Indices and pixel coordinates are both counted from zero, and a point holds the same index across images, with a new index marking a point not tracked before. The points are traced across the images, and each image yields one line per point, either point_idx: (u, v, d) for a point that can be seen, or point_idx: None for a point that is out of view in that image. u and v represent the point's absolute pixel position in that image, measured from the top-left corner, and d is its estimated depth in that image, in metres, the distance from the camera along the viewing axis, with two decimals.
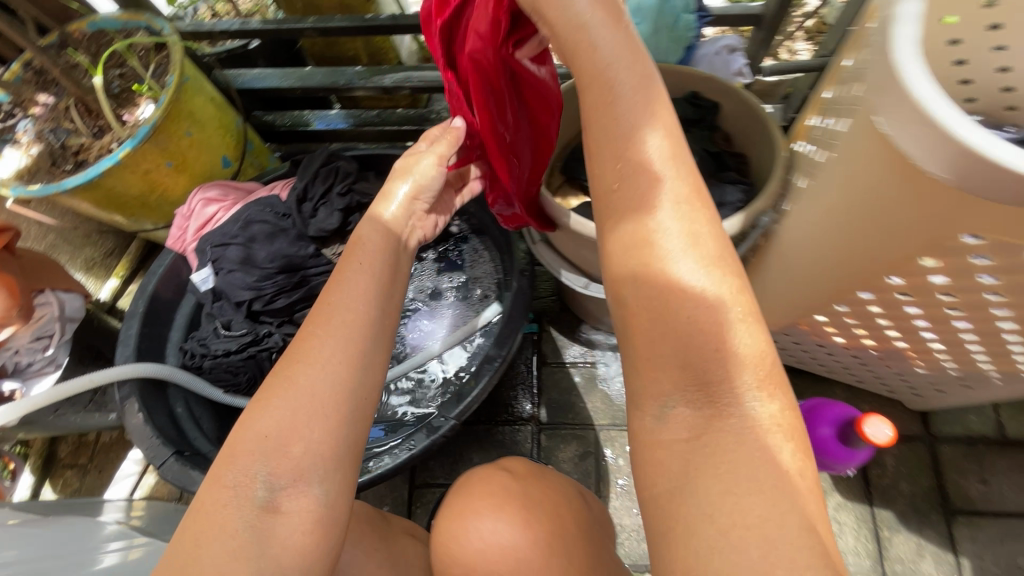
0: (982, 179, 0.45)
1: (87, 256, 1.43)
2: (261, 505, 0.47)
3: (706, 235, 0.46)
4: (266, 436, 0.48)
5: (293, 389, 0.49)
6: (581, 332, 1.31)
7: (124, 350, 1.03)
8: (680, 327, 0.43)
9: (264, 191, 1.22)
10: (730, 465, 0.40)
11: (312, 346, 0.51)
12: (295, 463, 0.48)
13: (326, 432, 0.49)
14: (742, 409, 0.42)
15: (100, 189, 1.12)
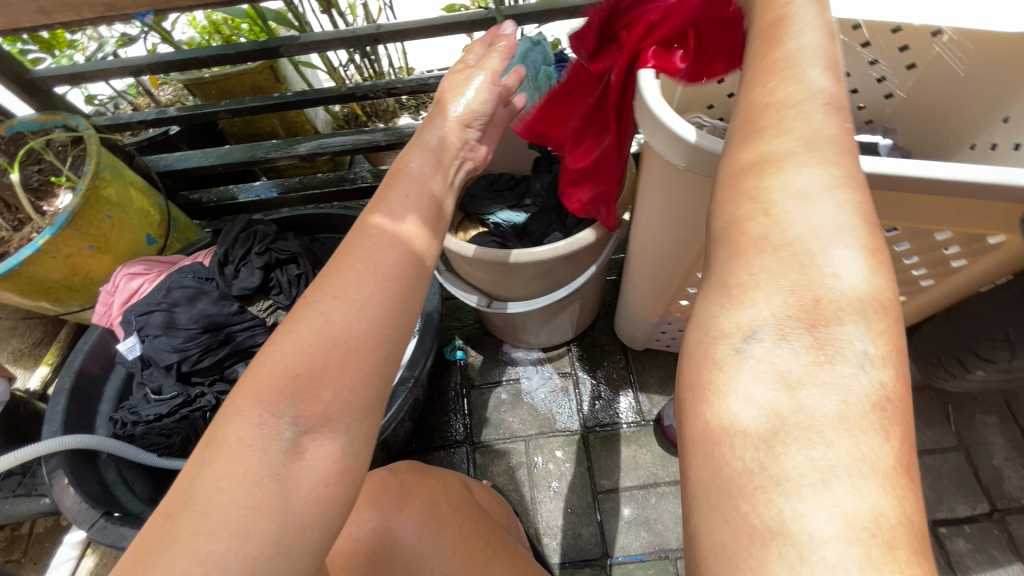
0: (705, 162, 0.63)
1: (13, 348, 1.48)
2: (286, 450, 0.43)
3: (836, 163, 0.41)
4: (302, 372, 0.45)
5: (334, 324, 0.48)
6: (503, 353, 1.42)
7: (50, 426, 1.07)
8: (791, 249, 0.38)
9: (188, 260, 1.31)
10: (829, 396, 0.33)
11: (352, 284, 0.51)
12: (326, 408, 0.45)
13: (358, 382, 0.47)
14: (854, 361, 0.33)
15: (22, 277, 1.18)
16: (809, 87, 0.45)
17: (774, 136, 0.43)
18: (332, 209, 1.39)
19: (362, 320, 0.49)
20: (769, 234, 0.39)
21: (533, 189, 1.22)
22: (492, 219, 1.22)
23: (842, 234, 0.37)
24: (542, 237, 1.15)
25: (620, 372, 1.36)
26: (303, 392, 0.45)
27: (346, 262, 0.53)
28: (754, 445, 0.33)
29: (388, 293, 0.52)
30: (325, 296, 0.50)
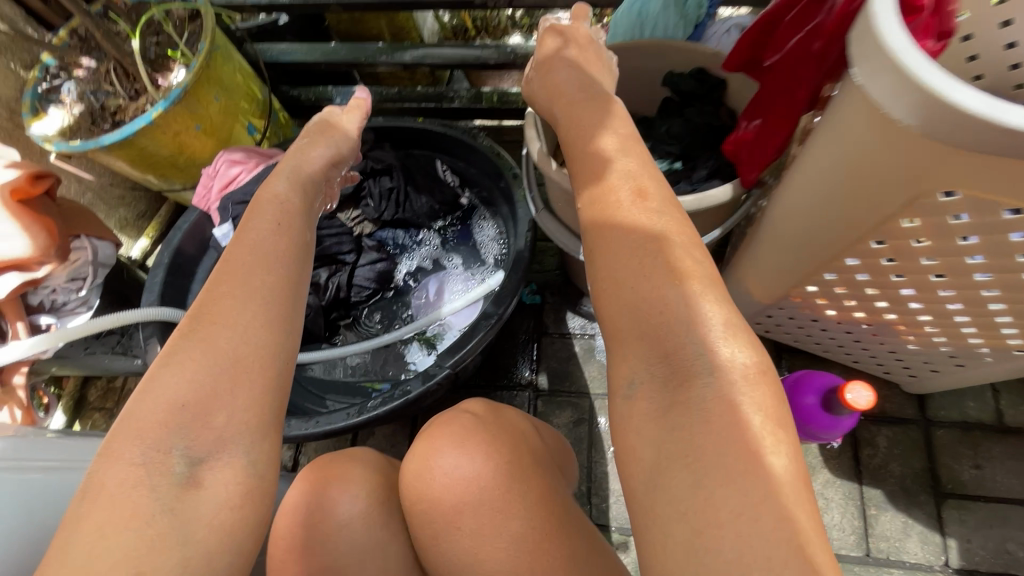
0: (948, 125, 0.49)
1: (121, 216, 1.53)
2: (181, 481, 0.49)
3: (675, 233, 0.55)
4: (185, 406, 0.52)
5: (212, 353, 0.54)
6: (583, 305, 1.34)
7: (149, 295, 1.11)
8: (645, 314, 0.51)
9: (285, 156, 1.29)
10: (691, 424, 0.46)
11: (226, 307, 0.57)
12: (218, 432, 0.52)
13: (248, 401, 0.53)
14: (703, 390, 0.47)
15: (134, 148, 1.21)
16: (628, 178, 0.60)
17: (619, 213, 0.58)
18: (433, 124, 1.31)
19: (231, 348, 0.55)
20: (635, 307, 0.52)
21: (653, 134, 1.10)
22: None
23: (687, 293, 0.51)
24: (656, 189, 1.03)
25: None
26: (184, 431, 0.51)
27: (220, 294, 0.59)
28: (665, 470, 0.46)
29: (266, 313, 0.58)
30: (200, 329, 0.55)
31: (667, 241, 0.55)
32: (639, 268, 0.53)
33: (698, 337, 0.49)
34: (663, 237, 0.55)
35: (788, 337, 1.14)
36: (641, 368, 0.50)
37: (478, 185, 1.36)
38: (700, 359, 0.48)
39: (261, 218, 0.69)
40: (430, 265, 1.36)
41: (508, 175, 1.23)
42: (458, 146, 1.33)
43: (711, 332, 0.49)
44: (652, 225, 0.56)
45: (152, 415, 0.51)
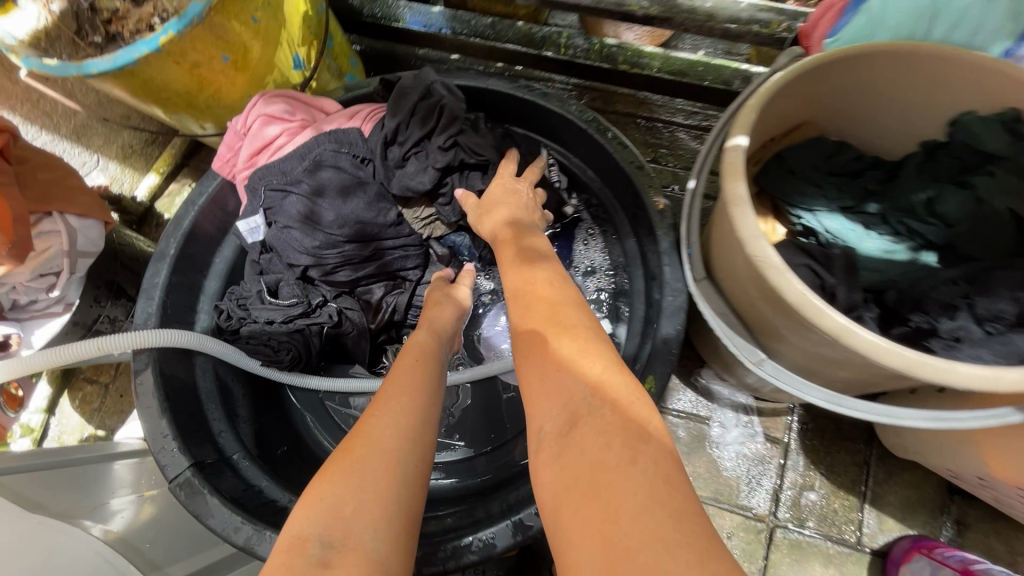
0: None
1: (123, 141, 1.20)
2: (317, 561, 0.44)
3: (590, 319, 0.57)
4: (328, 502, 0.48)
5: (354, 457, 0.53)
6: (697, 376, 1.01)
7: (146, 305, 0.82)
8: (553, 374, 0.50)
9: (343, 114, 0.93)
10: (587, 450, 0.42)
11: (370, 422, 0.57)
12: (351, 515, 0.47)
13: (379, 496, 0.49)
14: (593, 416, 0.44)
15: (136, 79, 0.86)
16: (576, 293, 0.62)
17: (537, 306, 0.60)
18: (554, 105, 0.93)
19: (374, 453, 0.53)
20: (546, 369, 0.50)
21: (895, 199, 0.75)
22: (802, 219, 0.78)
23: (603, 359, 0.50)
24: (893, 298, 0.69)
25: (850, 472, 0.96)
26: (323, 518, 0.47)
27: (368, 418, 0.59)
28: (589, 510, 0.39)
29: (404, 422, 0.57)
30: (347, 442, 0.55)
31: (571, 317, 0.56)
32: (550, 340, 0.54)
33: (587, 373, 0.48)
34: (579, 317, 0.56)
35: (989, 497, 0.83)
36: (550, 414, 0.47)
37: (596, 195, 0.99)
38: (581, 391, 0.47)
39: (407, 354, 0.71)
40: (510, 289, 1.03)
41: (651, 207, 0.85)
42: (580, 139, 0.95)
43: (598, 370, 0.48)
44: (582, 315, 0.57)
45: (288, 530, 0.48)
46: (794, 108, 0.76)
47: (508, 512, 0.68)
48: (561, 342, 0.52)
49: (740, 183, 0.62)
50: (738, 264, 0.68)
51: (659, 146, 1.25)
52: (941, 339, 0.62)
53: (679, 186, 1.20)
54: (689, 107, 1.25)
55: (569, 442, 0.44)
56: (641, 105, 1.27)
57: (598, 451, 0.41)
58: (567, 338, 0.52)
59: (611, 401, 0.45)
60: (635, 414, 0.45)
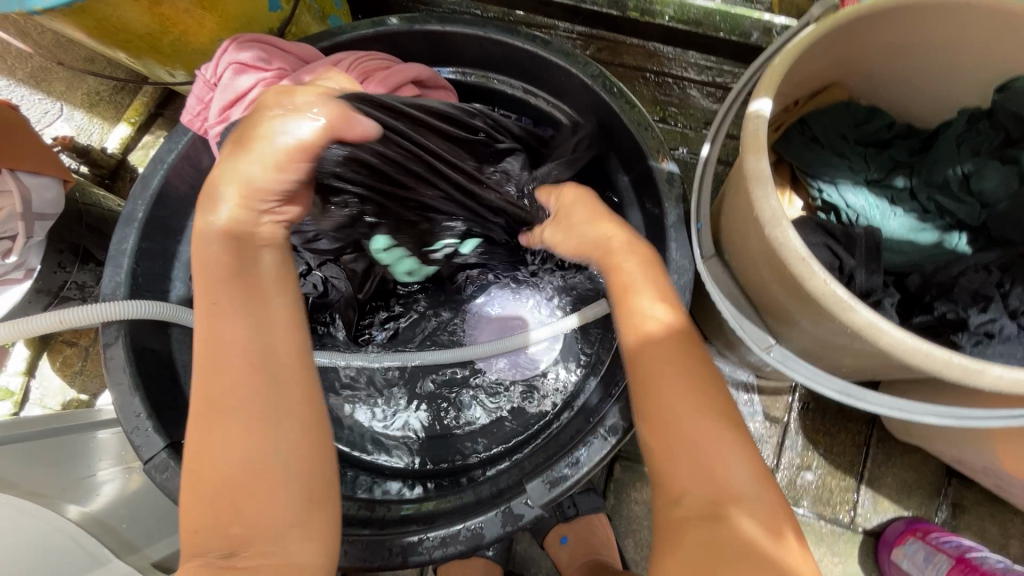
0: None
1: (89, 88, 1.11)
2: (222, 563, 0.49)
3: (698, 355, 0.58)
4: (214, 507, 0.51)
5: (225, 437, 0.52)
6: None
7: (114, 273, 0.76)
8: (688, 435, 0.53)
9: (325, 62, 0.84)
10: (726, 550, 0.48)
11: (224, 385, 0.54)
12: (250, 501, 0.51)
13: (262, 478, 0.52)
14: (736, 511, 0.50)
15: (90, 17, 0.76)
16: (652, 293, 0.62)
17: (639, 315, 0.60)
18: (559, 58, 0.84)
19: (238, 442, 0.52)
20: (677, 412, 0.54)
21: (929, 173, 0.70)
22: (823, 192, 0.73)
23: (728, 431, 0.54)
24: (916, 283, 0.66)
25: (849, 452, 0.94)
26: (219, 532, 0.51)
27: (219, 371, 0.54)
28: None
29: (254, 379, 0.54)
30: (205, 412, 0.53)
31: (688, 365, 0.57)
32: (676, 426, 0.54)
33: (738, 462, 0.52)
34: (713, 386, 0.56)
35: (992, 484, 0.81)
36: (684, 488, 0.52)
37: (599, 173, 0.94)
38: (714, 471, 0.52)
39: (202, 270, 0.57)
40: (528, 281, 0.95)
41: (658, 174, 0.78)
42: (584, 96, 0.86)
43: (749, 462, 0.53)
44: (688, 349, 0.58)
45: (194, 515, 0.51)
46: (828, 66, 0.68)
47: (498, 500, 0.68)
48: (696, 419, 0.54)
49: (763, 157, 0.55)
50: (751, 243, 0.62)
51: (668, 104, 1.15)
52: (969, 333, 0.58)
53: (688, 149, 1.12)
54: (701, 61, 1.15)
55: (708, 521, 0.50)
56: (651, 58, 1.16)
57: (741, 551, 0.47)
58: (706, 416, 0.54)
59: (754, 490, 0.51)
60: (769, 502, 0.51)
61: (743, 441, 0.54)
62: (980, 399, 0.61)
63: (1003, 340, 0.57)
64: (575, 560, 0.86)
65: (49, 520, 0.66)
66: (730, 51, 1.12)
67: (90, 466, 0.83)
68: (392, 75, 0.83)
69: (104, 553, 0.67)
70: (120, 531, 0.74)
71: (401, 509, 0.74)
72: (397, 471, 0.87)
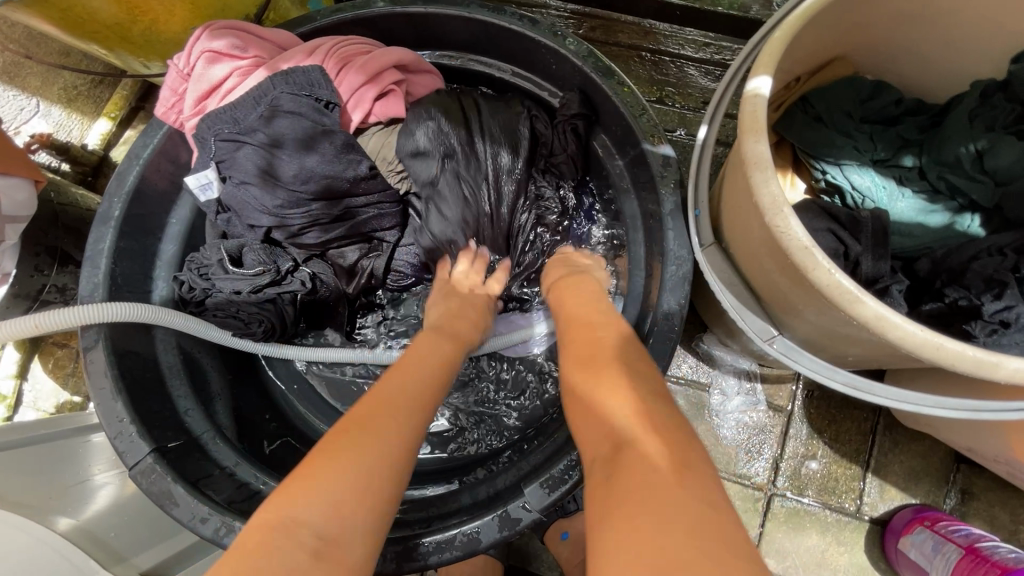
0: None
1: (66, 83, 1.08)
2: (311, 550, 0.38)
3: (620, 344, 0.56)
4: (329, 489, 0.42)
5: (369, 440, 0.46)
6: (700, 342, 0.94)
7: (92, 275, 0.74)
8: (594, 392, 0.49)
9: (303, 48, 0.80)
10: (641, 492, 0.37)
11: (387, 408, 0.50)
12: (354, 511, 0.42)
13: (377, 498, 0.43)
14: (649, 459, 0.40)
15: (54, 6, 0.72)
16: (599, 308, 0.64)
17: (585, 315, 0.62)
18: (548, 37, 0.80)
19: (399, 442, 0.48)
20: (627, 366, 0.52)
21: (939, 151, 0.66)
22: (827, 173, 0.69)
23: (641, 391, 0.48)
24: (926, 268, 0.63)
25: (855, 440, 0.92)
26: (322, 510, 0.41)
27: (393, 396, 0.52)
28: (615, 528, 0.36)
29: (421, 417, 0.52)
30: (369, 414, 0.49)
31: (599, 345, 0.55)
32: (583, 385, 0.51)
33: (658, 420, 0.45)
34: (625, 350, 0.55)
35: (1003, 471, 0.78)
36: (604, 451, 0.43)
37: (595, 164, 0.91)
38: (603, 416, 0.46)
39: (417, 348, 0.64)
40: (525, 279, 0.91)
41: (654, 159, 0.75)
42: (575, 79, 0.83)
43: (673, 425, 0.44)
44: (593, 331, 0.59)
45: (299, 496, 0.41)
46: (832, 37, 0.64)
47: (493, 502, 0.66)
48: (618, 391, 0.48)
49: (762, 139, 0.52)
50: (750, 228, 0.59)
51: (665, 84, 1.09)
52: (982, 322, 0.55)
53: (686, 131, 1.08)
54: (699, 38, 1.10)
55: (613, 475, 0.40)
56: (646, 35, 1.11)
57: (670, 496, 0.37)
58: (621, 373, 0.50)
59: (668, 445, 0.41)
60: (702, 469, 0.40)
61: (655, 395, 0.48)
62: (995, 390, 0.59)
63: (1019, 328, 0.54)
64: (576, 557, 0.84)
65: (35, 532, 0.65)
66: (728, 26, 1.07)
67: (83, 471, 0.82)
68: (374, 62, 0.79)
69: (91, 563, 0.66)
70: (108, 538, 0.73)
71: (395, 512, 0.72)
72: None
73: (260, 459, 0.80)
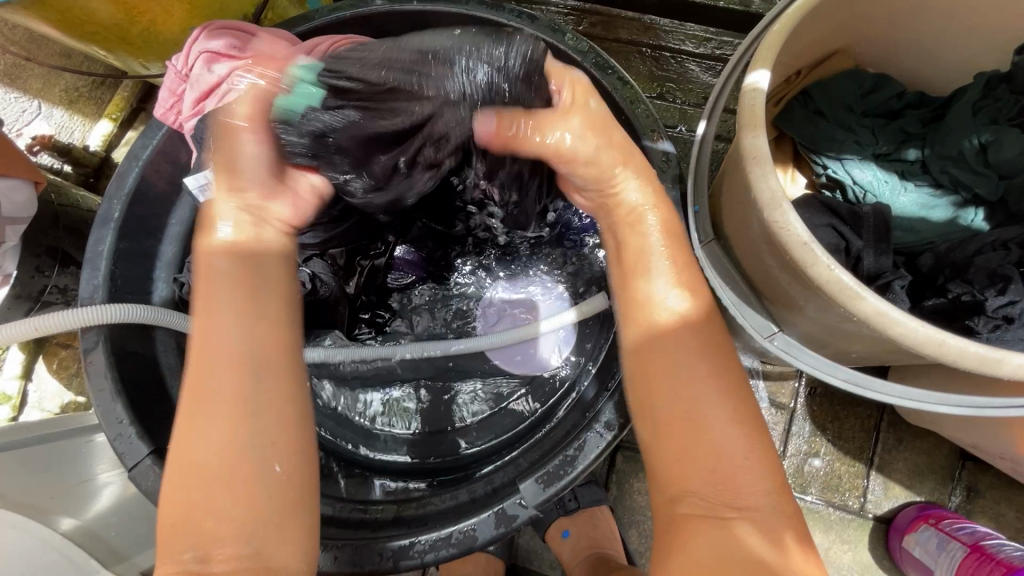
0: None
1: (67, 84, 1.08)
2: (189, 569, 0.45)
3: (699, 316, 0.54)
4: (190, 507, 0.47)
5: (197, 450, 0.49)
6: None
7: (91, 276, 0.74)
8: (695, 411, 0.50)
9: (301, 46, 0.80)
10: (715, 545, 0.47)
11: (200, 405, 0.50)
12: (216, 512, 0.47)
13: (236, 498, 0.47)
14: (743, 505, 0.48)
15: (52, 8, 0.73)
16: (652, 242, 0.58)
17: (641, 251, 0.58)
18: (546, 33, 0.79)
19: (217, 436, 0.49)
20: (684, 346, 0.52)
21: (942, 145, 0.65)
22: (827, 168, 0.69)
23: (722, 405, 0.50)
24: (928, 263, 0.62)
25: (858, 437, 0.91)
26: (192, 532, 0.47)
27: (203, 384, 0.50)
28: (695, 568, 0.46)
29: (228, 388, 0.50)
30: (187, 422, 0.50)
31: (697, 338, 0.52)
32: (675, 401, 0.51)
33: (746, 457, 0.49)
34: (709, 337, 0.53)
35: (1009, 469, 0.77)
36: (693, 482, 0.49)
37: None
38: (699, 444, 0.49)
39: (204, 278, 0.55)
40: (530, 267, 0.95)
41: (653, 155, 0.74)
42: None
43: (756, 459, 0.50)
44: (668, 290, 0.54)
45: (175, 522, 0.47)
46: (832, 30, 0.63)
47: (491, 501, 0.66)
48: (704, 407, 0.50)
49: (761, 134, 0.51)
50: (750, 224, 0.58)
51: (666, 80, 1.09)
52: (985, 318, 0.54)
53: (686, 127, 1.07)
54: (700, 32, 1.09)
55: (715, 520, 0.48)
56: (646, 31, 1.10)
57: (739, 553, 0.46)
58: (712, 385, 0.51)
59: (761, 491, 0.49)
60: (778, 505, 0.49)
61: (745, 417, 0.51)
62: (999, 387, 0.58)
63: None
64: (578, 555, 0.84)
65: (37, 532, 0.65)
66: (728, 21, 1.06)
67: (86, 471, 0.82)
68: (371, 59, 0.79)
69: (92, 564, 0.66)
70: (109, 538, 0.73)
71: (394, 511, 0.72)
72: (397, 467, 0.86)
73: None
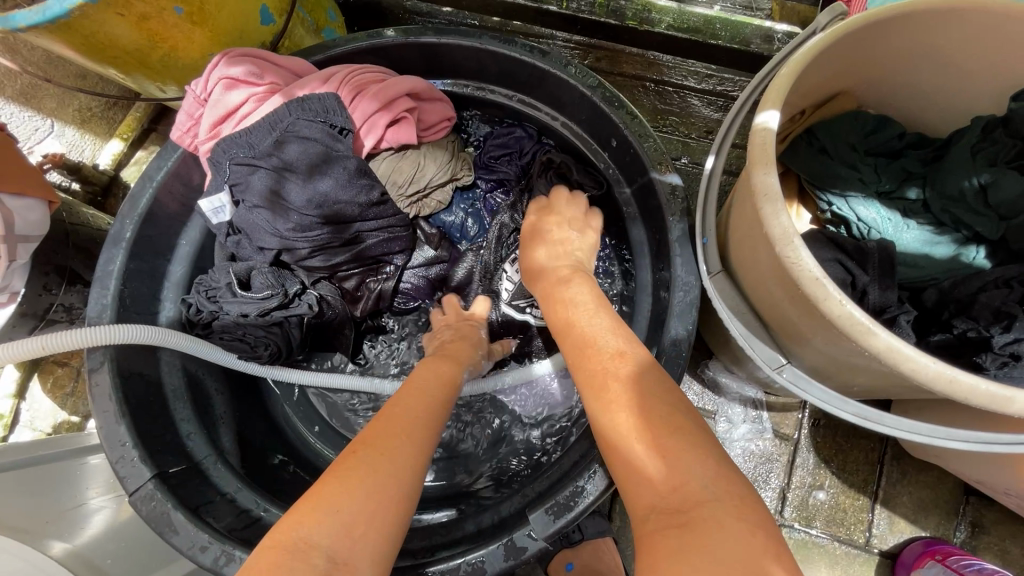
0: None
1: (80, 104, 1.10)
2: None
3: (644, 358, 0.55)
4: (342, 516, 0.42)
5: (374, 467, 0.47)
6: (706, 369, 0.94)
7: (100, 296, 0.74)
8: (652, 418, 0.48)
9: (318, 75, 0.82)
10: (706, 545, 0.38)
11: (392, 439, 0.51)
12: (362, 535, 0.42)
13: (379, 526, 0.43)
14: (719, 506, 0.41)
15: (77, 33, 0.74)
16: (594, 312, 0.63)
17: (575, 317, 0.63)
18: (556, 68, 0.81)
19: (396, 467, 0.48)
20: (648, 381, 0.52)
21: (943, 185, 0.67)
22: (832, 205, 0.71)
23: (688, 433, 0.47)
24: (932, 299, 0.64)
25: (863, 470, 0.91)
26: (324, 534, 0.41)
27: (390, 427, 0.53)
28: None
29: (413, 440, 0.52)
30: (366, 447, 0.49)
31: (647, 379, 0.52)
32: (619, 426, 0.49)
33: (709, 468, 0.43)
34: (654, 378, 0.53)
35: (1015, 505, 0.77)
36: (647, 496, 0.44)
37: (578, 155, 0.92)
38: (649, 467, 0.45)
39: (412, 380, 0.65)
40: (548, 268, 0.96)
41: (661, 188, 0.76)
42: (582, 109, 0.85)
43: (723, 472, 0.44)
44: (615, 342, 0.57)
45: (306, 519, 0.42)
46: (835, 73, 0.66)
47: (500, 532, 0.65)
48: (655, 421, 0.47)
49: (772, 172, 0.53)
50: (759, 258, 0.59)
51: (669, 114, 1.12)
52: (993, 354, 0.56)
53: (689, 159, 1.10)
54: (702, 69, 1.13)
55: (677, 530, 0.40)
56: (650, 66, 1.13)
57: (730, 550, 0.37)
58: (663, 417, 0.48)
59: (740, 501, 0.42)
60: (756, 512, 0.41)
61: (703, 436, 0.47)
62: (1003, 422, 0.59)
63: None
64: None
65: (29, 558, 0.63)
66: (730, 59, 1.10)
67: (79, 495, 0.80)
68: (386, 90, 0.80)
69: None
70: (104, 565, 0.71)
71: None
72: None
73: (264, 485, 0.78)
